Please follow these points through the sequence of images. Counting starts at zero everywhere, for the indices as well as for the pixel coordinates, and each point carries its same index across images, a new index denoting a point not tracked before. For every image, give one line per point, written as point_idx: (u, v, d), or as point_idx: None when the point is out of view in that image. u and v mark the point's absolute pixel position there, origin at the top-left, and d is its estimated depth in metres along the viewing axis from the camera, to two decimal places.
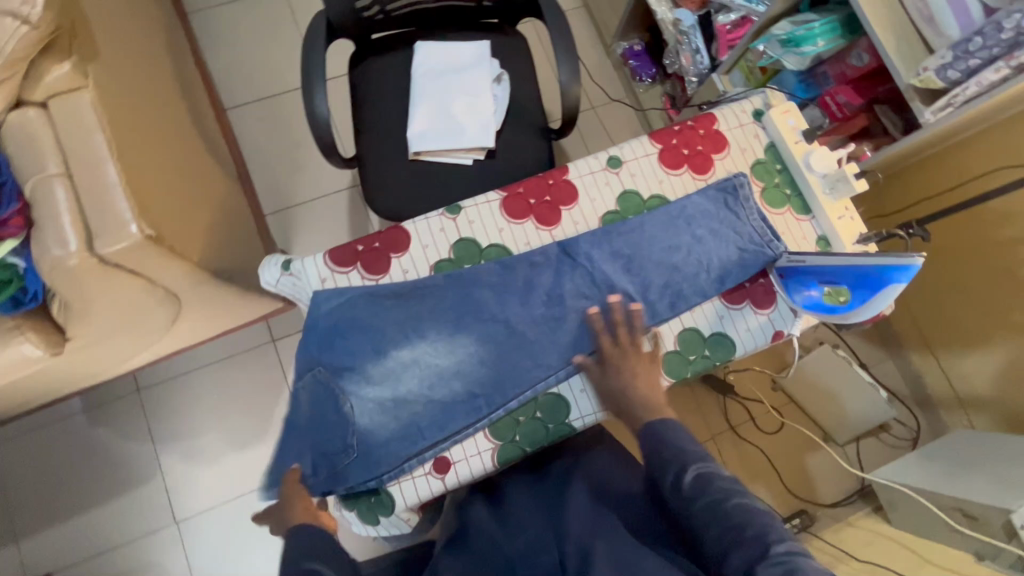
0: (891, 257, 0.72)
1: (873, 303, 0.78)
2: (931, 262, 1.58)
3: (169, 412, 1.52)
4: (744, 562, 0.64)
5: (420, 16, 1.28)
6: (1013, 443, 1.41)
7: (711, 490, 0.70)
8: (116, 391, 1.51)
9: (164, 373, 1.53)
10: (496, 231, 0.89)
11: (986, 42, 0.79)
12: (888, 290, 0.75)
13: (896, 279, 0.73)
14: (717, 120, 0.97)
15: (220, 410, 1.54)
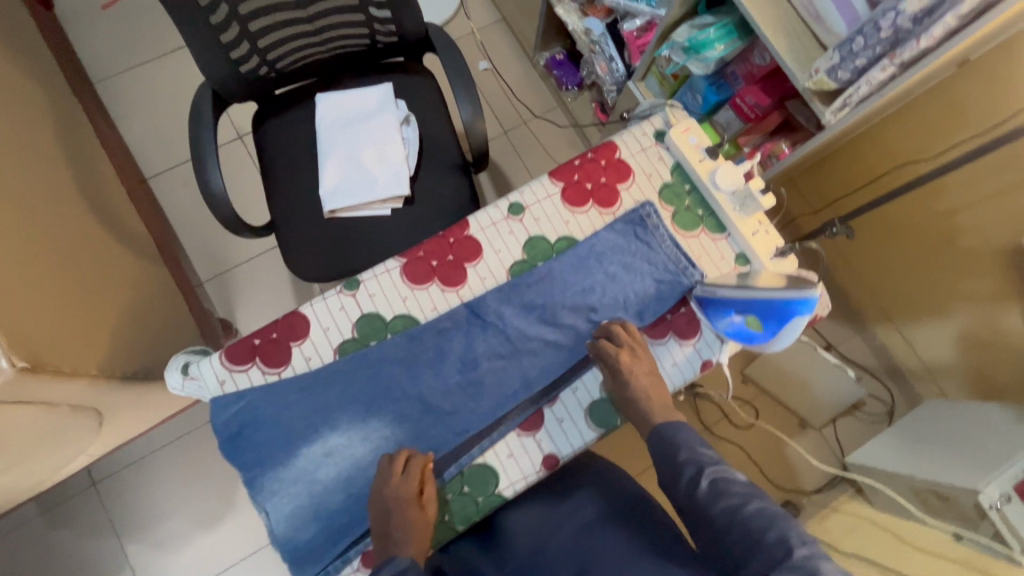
0: (787, 293, 0.69)
1: (781, 336, 0.74)
2: (880, 236, 1.55)
3: (129, 503, 1.52)
4: (765, 566, 0.63)
5: (318, 66, 1.25)
6: (984, 412, 1.38)
7: (728, 496, 0.70)
8: (69, 491, 1.50)
9: (118, 464, 1.52)
10: (400, 301, 0.85)
11: (866, 42, 0.75)
12: (791, 325, 0.71)
13: (797, 313, 0.70)
14: (618, 148, 0.93)
15: (182, 492, 1.53)
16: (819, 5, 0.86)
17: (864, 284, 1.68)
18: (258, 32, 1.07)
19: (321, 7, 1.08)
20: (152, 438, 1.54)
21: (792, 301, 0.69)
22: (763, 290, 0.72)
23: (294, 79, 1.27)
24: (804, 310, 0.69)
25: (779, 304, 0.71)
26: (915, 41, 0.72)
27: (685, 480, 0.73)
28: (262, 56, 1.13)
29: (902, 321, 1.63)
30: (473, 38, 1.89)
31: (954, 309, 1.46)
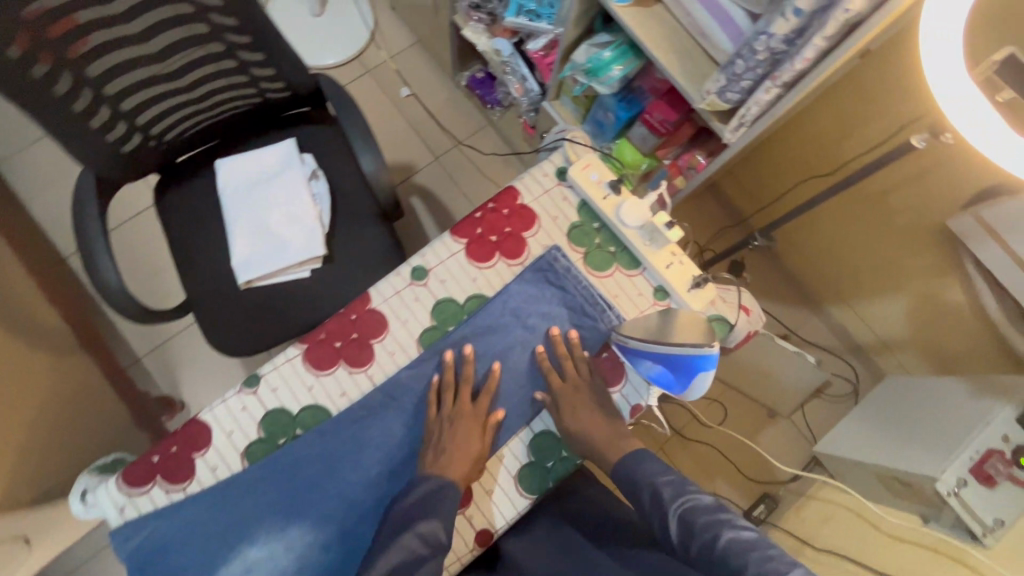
0: (694, 349, 0.68)
1: (691, 388, 0.73)
2: (820, 220, 1.53)
3: None
4: None
5: (212, 130, 1.18)
6: (941, 387, 1.36)
7: (699, 531, 0.64)
8: None
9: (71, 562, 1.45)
10: (306, 390, 0.80)
11: (746, 64, 0.72)
12: (699, 379, 0.70)
13: (704, 368, 0.69)
14: (519, 194, 0.89)
15: None
16: (702, 21, 0.83)
17: (812, 268, 1.66)
18: (134, 109, 1.00)
19: (198, 74, 1.02)
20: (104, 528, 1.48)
21: (697, 357, 0.69)
22: (670, 344, 0.71)
23: (192, 148, 1.20)
24: (710, 364, 0.69)
25: (687, 358, 0.70)
26: (791, 63, 0.68)
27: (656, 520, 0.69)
28: (146, 131, 1.06)
29: (854, 300, 1.61)
30: (391, 66, 1.84)
31: (900, 285, 1.44)
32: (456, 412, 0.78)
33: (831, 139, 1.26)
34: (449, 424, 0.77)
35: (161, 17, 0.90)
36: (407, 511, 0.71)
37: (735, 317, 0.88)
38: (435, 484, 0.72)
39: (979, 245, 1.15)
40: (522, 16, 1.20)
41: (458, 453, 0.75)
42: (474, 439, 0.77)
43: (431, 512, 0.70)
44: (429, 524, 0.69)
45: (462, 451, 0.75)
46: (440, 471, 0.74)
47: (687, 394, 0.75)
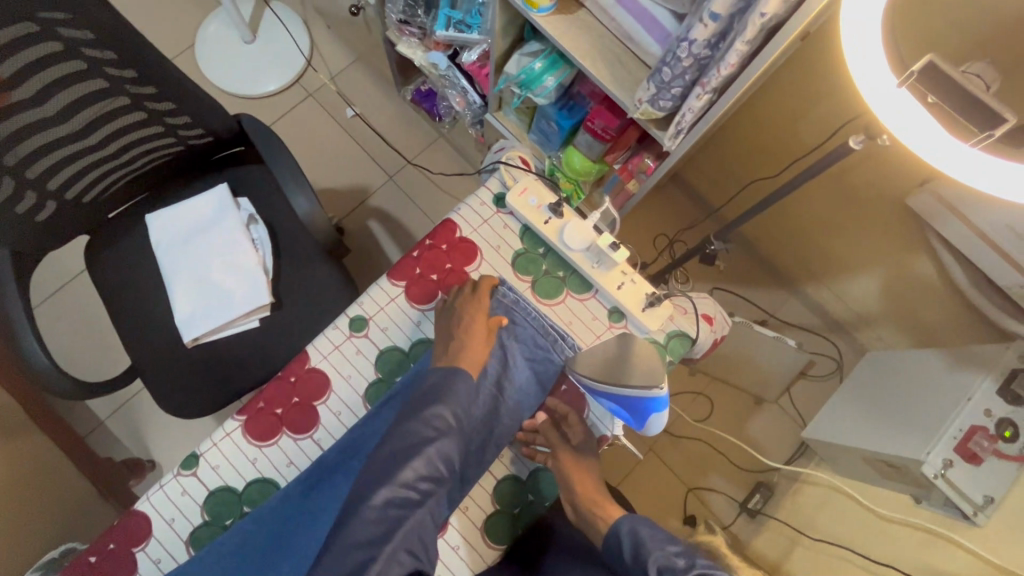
0: (641, 392, 0.64)
1: (650, 425, 0.70)
2: (786, 202, 1.49)
3: None
4: None
5: (140, 183, 1.11)
6: (922, 362, 1.33)
7: None
8: None
9: None
10: (249, 464, 0.75)
11: (673, 71, 0.68)
12: (655, 418, 0.67)
13: (658, 410, 0.65)
14: (457, 227, 0.84)
15: None
16: (627, 26, 0.79)
17: (784, 250, 1.62)
18: (42, 175, 0.92)
19: (110, 130, 0.94)
20: None
21: (650, 401, 0.65)
22: (619, 387, 0.67)
23: (115, 207, 1.12)
24: (663, 405, 0.65)
25: (639, 401, 0.66)
26: (717, 68, 0.63)
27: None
28: (59, 197, 0.98)
29: (829, 278, 1.56)
30: (332, 87, 1.78)
31: (871, 262, 1.41)
32: (468, 313, 0.76)
33: (785, 124, 1.21)
34: (464, 320, 0.75)
35: (64, 75, 0.82)
36: (418, 402, 0.69)
37: (697, 329, 0.84)
38: (446, 370, 0.71)
39: (939, 221, 1.10)
40: (451, 29, 1.14)
41: (469, 343, 0.74)
42: (484, 338, 0.76)
43: (444, 400, 0.69)
44: (440, 411, 0.68)
45: (473, 341, 0.74)
46: (451, 361, 0.73)
47: (649, 429, 0.72)
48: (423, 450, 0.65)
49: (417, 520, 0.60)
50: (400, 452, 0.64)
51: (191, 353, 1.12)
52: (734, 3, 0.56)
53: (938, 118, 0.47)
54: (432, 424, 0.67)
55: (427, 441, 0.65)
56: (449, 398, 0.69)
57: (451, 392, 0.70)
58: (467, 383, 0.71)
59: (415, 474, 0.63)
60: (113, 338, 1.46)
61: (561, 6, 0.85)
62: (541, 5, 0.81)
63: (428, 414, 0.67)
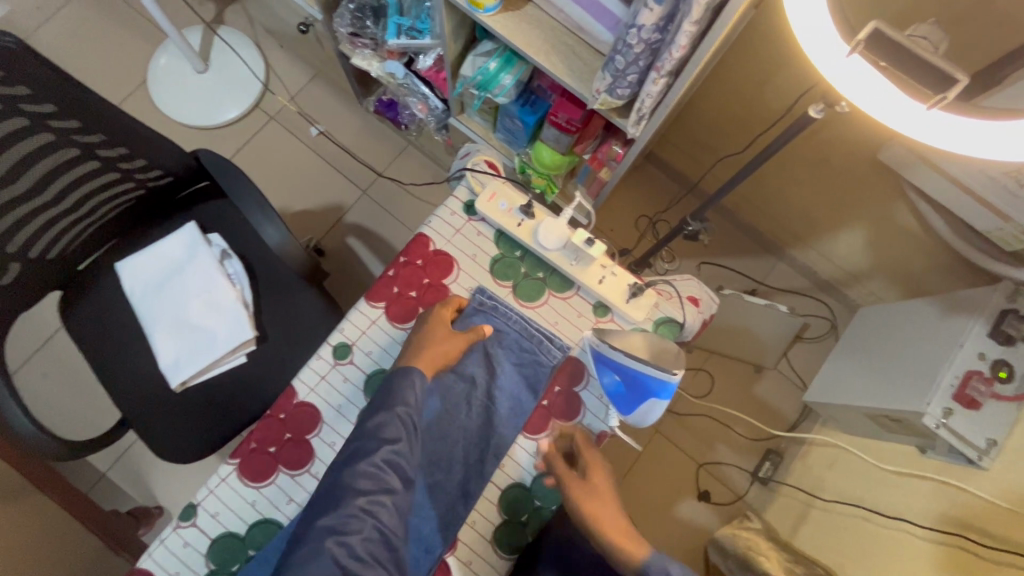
0: (654, 371, 0.66)
1: (642, 410, 0.72)
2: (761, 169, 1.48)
3: None
4: None
5: (105, 232, 1.09)
6: (914, 313, 1.33)
7: None
8: None
9: None
10: (249, 507, 0.74)
11: (626, 59, 0.66)
12: (652, 404, 0.69)
13: (659, 395, 0.68)
14: (430, 240, 0.83)
15: None
16: (576, 17, 0.77)
17: (767, 217, 1.61)
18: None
19: (63, 182, 0.92)
20: None
21: (661, 384, 0.67)
22: (633, 361, 0.68)
23: (85, 258, 1.10)
24: (667, 393, 0.68)
25: (645, 380, 0.68)
26: (669, 51, 0.62)
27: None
28: (22, 257, 0.96)
29: (812, 239, 1.56)
30: (293, 106, 1.75)
31: (853, 219, 1.40)
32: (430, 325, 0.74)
33: (752, 93, 1.18)
34: (428, 330, 0.74)
35: (2, 135, 0.79)
36: (368, 416, 0.67)
37: (683, 314, 0.83)
38: (393, 373, 0.69)
39: (914, 172, 1.10)
40: (403, 36, 1.12)
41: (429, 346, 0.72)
42: (452, 342, 0.74)
43: (388, 407, 0.67)
44: (386, 419, 0.66)
45: (444, 348, 0.73)
46: (406, 363, 0.70)
47: (638, 417, 0.73)
48: (367, 467, 0.63)
49: (363, 538, 0.59)
50: (347, 471, 0.63)
51: (181, 396, 1.10)
52: None
53: (893, 83, 0.46)
54: (376, 436, 0.65)
55: (372, 454, 0.63)
56: (394, 406, 0.67)
57: (398, 398, 0.67)
58: (420, 384, 0.68)
59: (359, 491, 0.61)
60: (101, 393, 1.43)
61: (506, 2, 0.83)
62: (486, 5, 0.79)
63: (374, 426, 0.65)
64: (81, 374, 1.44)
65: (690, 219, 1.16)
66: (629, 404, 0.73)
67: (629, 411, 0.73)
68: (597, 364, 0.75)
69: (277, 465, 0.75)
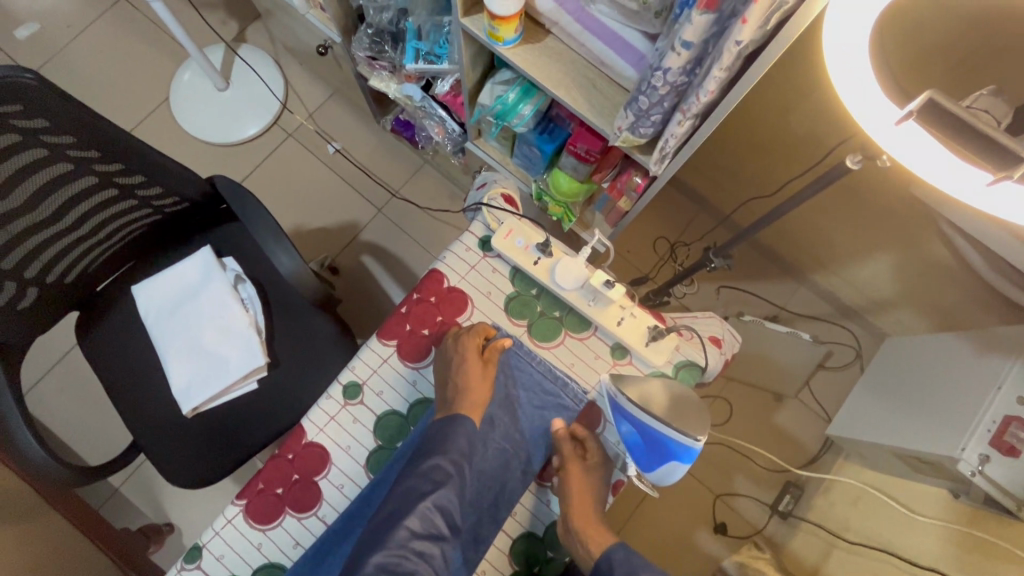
0: (672, 433, 0.62)
1: (662, 471, 0.67)
2: None
3: None
4: None
5: (123, 254, 1.09)
6: (946, 348, 1.28)
7: None
8: None
9: None
10: (255, 549, 0.73)
11: (651, 100, 0.64)
12: (673, 466, 0.65)
13: (681, 458, 0.63)
14: (444, 276, 0.81)
15: None
16: (598, 51, 0.74)
17: (791, 243, 1.56)
18: (18, 265, 0.90)
19: (81, 209, 0.92)
20: None
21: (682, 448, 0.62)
22: (653, 420, 0.64)
23: (101, 279, 1.11)
24: (688, 458, 0.63)
25: (666, 442, 0.64)
26: (696, 96, 0.60)
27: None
28: (40, 282, 0.96)
29: (837, 266, 1.51)
30: (311, 124, 1.75)
31: (882, 248, 1.35)
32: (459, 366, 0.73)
33: (779, 120, 1.15)
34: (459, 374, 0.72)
35: (21, 166, 0.80)
36: (419, 457, 0.68)
37: (705, 357, 0.80)
38: (443, 421, 0.70)
39: None
40: (421, 61, 1.11)
41: (466, 399, 0.72)
42: (484, 390, 0.73)
43: (442, 451, 0.68)
44: (439, 463, 0.67)
45: (468, 392, 0.72)
46: (451, 410, 0.71)
47: (658, 476, 0.69)
48: (421, 510, 0.63)
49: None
50: (399, 511, 0.63)
51: (193, 420, 1.09)
52: (708, 29, 0.52)
53: (948, 146, 0.43)
54: (430, 477, 0.65)
55: (427, 497, 0.64)
56: (447, 450, 0.68)
57: (449, 443, 0.68)
58: (467, 433, 0.69)
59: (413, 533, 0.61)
60: (115, 409, 1.44)
61: (527, 34, 0.81)
62: (505, 37, 0.77)
63: (427, 470, 0.66)
64: (97, 389, 1.44)
65: (713, 255, 1.13)
66: (650, 460, 0.68)
67: (650, 468, 0.69)
68: (620, 415, 0.71)
69: (284, 507, 0.73)
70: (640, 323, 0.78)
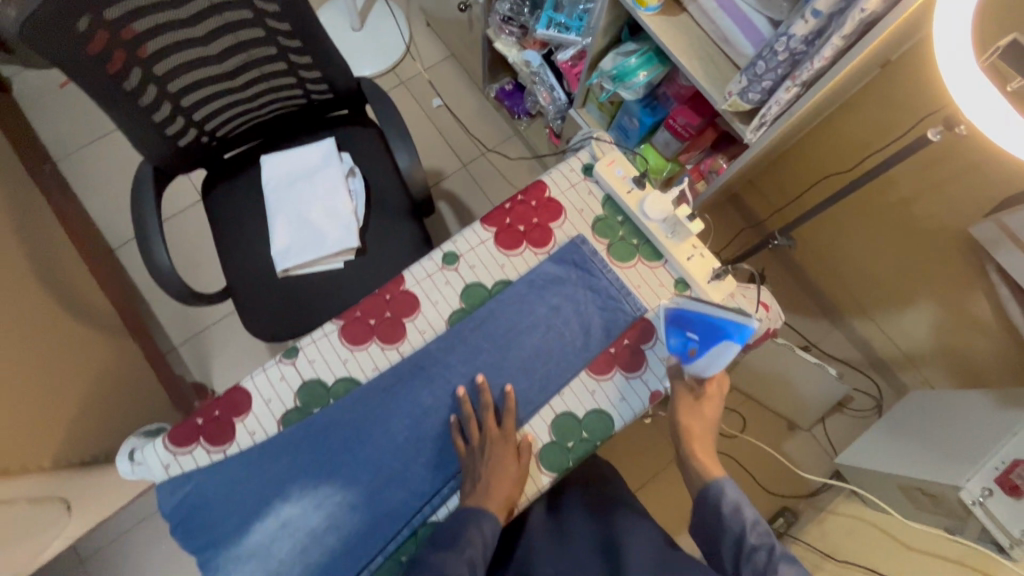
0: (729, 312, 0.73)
1: (712, 357, 0.76)
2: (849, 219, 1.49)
3: None
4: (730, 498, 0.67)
5: (263, 126, 1.26)
6: (969, 400, 1.33)
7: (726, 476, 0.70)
8: None
9: (87, 550, 1.40)
10: (340, 363, 0.84)
11: (768, 65, 0.76)
12: (722, 347, 0.74)
13: (732, 338, 0.73)
14: (547, 187, 0.93)
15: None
16: (725, 29, 0.88)
17: (837, 280, 1.63)
18: (191, 105, 1.09)
19: (252, 75, 1.10)
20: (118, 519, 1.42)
21: (734, 325, 0.73)
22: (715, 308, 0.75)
23: (238, 145, 1.28)
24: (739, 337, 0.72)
25: (721, 326, 0.74)
26: (810, 62, 0.72)
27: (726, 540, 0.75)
28: (200, 127, 1.14)
29: (877, 312, 1.57)
30: (424, 78, 1.93)
31: (925, 297, 1.42)
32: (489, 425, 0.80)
33: (852, 146, 1.25)
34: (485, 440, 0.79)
35: (229, 21, 0.98)
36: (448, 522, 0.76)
37: (755, 311, 0.90)
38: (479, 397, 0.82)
39: (1001, 253, 1.13)
40: (552, 28, 1.26)
41: (495, 483, 0.77)
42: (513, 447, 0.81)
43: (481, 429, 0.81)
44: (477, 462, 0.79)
45: (496, 478, 0.77)
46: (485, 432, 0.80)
47: (707, 365, 0.78)
48: (455, 563, 0.72)
49: None
50: (431, 563, 0.72)
51: (280, 281, 1.24)
52: (836, 3, 0.65)
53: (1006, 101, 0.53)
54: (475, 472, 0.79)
55: (459, 557, 0.72)
56: (477, 525, 0.75)
57: (477, 524, 0.75)
58: (492, 525, 0.75)
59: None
60: (212, 264, 1.64)
61: (665, 7, 0.95)
62: (650, 4, 0.93)
63: (460, 539, 0.74)
64: (210, 242, 1.66)
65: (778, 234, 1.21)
66: (702, 351, 0.78)
67: (702, 360, 0.78)
68: (677, 322, 0.82)
69: (374, 335, 0.86)
70: (707, 261, 0.88)
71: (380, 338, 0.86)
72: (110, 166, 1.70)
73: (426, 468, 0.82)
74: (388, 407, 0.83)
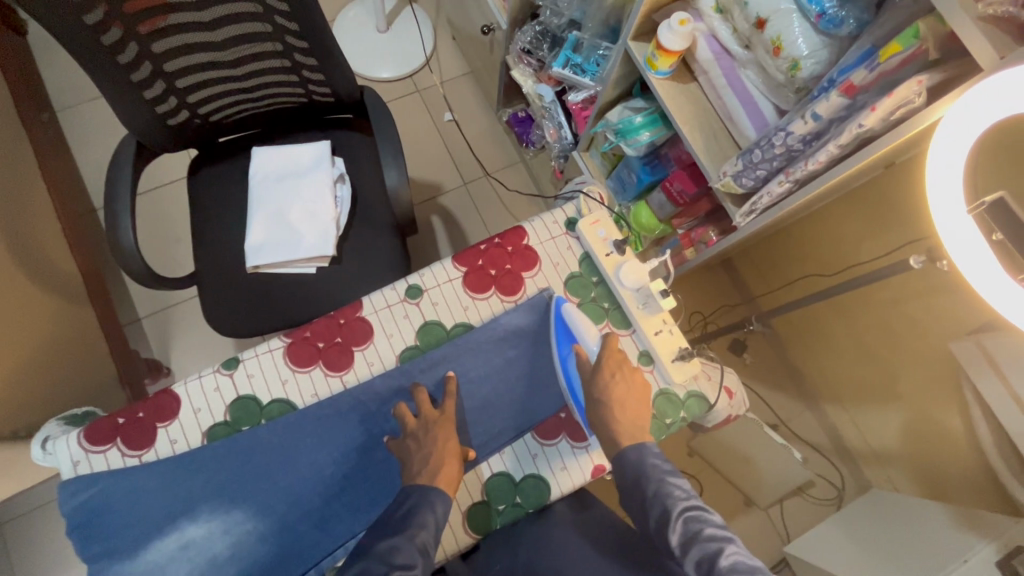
0: (647, 307, 0.86)
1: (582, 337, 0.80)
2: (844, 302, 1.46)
3: None
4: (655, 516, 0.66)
5: (260, 118, 1.24)
6: (928, 514, 1.28)
7: (685, 524, 0.64)
8: None
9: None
10: (280, 384, 0.81)
11: (763, 155, 0.74)
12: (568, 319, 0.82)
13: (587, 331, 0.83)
14: (526, 235, 0.91)
15: (52, 557, 1.34)
16: (732, 107, 0.85)
17: (812, 360, 1.61)
18: (186, 88, 1.06)
19: (254, 66, 1.08)
20: (41, 487, 1.37)
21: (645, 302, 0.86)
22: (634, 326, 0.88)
23: (232, 133, 1.25)
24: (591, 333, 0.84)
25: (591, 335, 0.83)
26: (805, 162, 0.71)
27: (653, 519, 0.66)
28: (192, 109, 1.12)
29: (851, 403, 1.53)
30: (440, 90, 1.91)
31: (901, 399, 1.38)
32: (440, 421, 0.75)
33: (850, 241, 1.22)
34: (426, 431, 0.75)
35: (236, 12, 0.96)
36: (395, 509, 0.69)
37: (715, 396, 0.87)
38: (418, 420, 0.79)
39: (979, 374, 1.09)
40: (567, 68, 1.24)
41: None
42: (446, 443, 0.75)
43: (415, 437, 0.75)
44: (410, 465, 0.73)
45: (442, 465, 0.71)
46: (417, 440, 0.74)
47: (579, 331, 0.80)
48: (407, 551, 0.64)
49: None
50: (381, 551, 0.64)
51: (248, 273, 1.20)
52: (838, 111, 0.64)
53: (999, 260, 0.49)
54: (412, 470, 0.72)
55: (411, 545, 0.64)
56: (430, 506, 0.68)
57: (431, 504, 0.68)
58: (437, 517, 0.68)
59: (395, 568, 0.62)
60: (189, 242, 1.61)
61: (676, 74, 0.93)
62: (660, 67, 0.89)
63: (412, 521, 0.67)
64: (190, 219, 1.62)
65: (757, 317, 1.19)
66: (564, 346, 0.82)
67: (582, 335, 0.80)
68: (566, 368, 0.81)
69: (318, 360, 0.82)
70: (675, 339, 0.85)
71: (324, 364, 0.82)
72: (106, 126, 1.67)
73: (348, 508, 0.78)
74: (318, 439, 0.79)
